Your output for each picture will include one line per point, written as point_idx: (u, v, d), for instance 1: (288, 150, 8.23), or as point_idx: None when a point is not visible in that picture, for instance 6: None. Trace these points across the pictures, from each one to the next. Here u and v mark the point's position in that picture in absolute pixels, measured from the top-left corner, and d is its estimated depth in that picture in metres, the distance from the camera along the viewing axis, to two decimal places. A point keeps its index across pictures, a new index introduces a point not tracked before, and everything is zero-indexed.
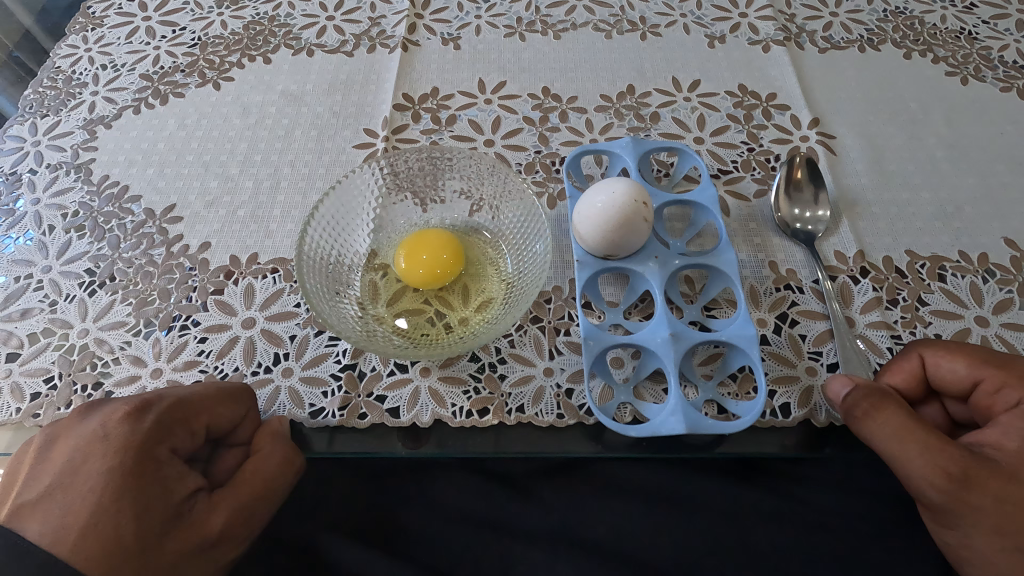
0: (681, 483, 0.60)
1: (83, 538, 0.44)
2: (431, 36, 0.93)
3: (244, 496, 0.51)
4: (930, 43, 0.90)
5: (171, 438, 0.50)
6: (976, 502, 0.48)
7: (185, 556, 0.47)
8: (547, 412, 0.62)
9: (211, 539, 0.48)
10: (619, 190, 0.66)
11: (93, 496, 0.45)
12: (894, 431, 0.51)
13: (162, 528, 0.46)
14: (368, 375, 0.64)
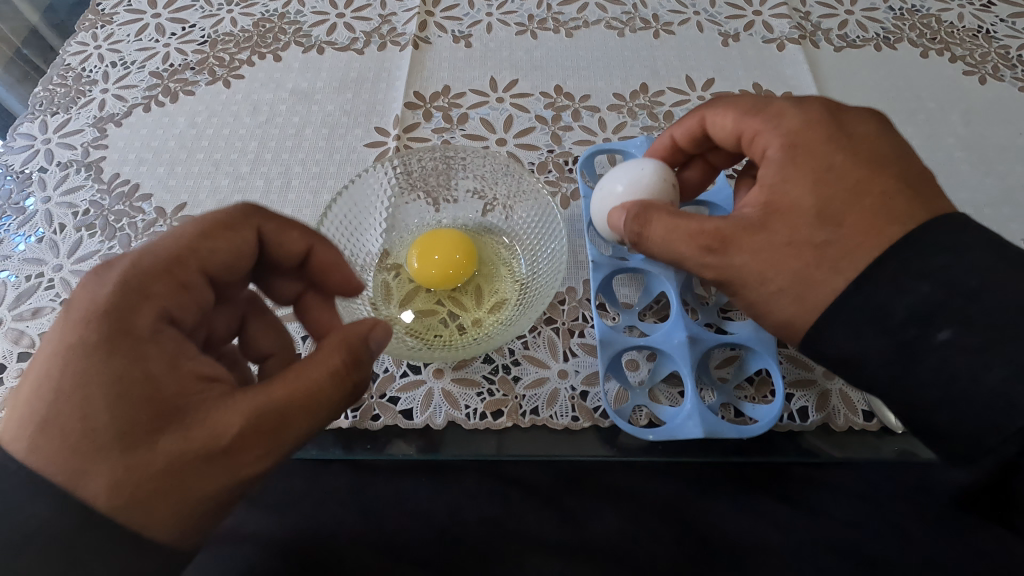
0: (699, 488, 0.59)
1: (47, 434, 0.40)
2: (442, 34, 0.93)
3: (268, 396, 0.44)
4: (947, 41, 0.89)
5: (148, 298, 0.45)
6: (737, 262, 0.54)
7: (176, 454, 0.41)
8: (562, 415, 0.63)
9: (214, 442, 0.42)
10: (640, 176, 0.64)
11: (66, 379, 0.41)
12: (663, 234, 0.57)
13: (142, 419, 0.41)
14: (381, 376, 0.65)
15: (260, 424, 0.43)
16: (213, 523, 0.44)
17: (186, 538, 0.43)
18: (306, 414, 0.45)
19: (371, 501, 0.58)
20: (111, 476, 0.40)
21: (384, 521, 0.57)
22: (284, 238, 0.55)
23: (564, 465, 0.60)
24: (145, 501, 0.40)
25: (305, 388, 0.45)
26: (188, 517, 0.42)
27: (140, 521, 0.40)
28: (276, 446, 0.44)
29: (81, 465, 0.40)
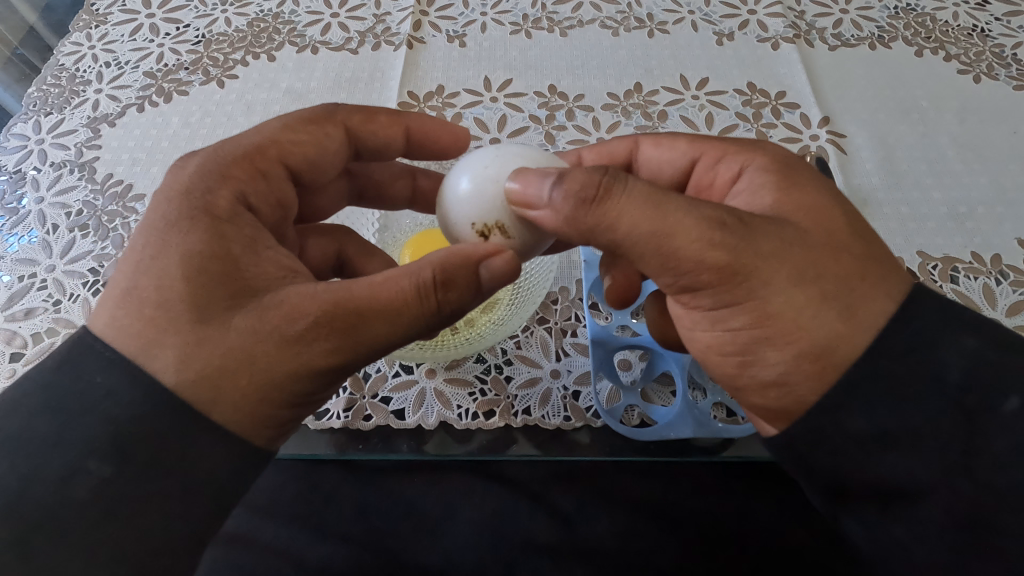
0: (688, 488, 0.60)
1: (129, 308, 0.43)
2: (437, 33, 0.93)
3: (341, 299, 0.43)
4: (942, 40, 0.89)
5: (231, 186, 0.50)
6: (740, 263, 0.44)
7: (248, 330, 0.42)
8: (554, 415, 0.62)
9: (284, 326, 0.42)
10: (482, 159, 0.54)
11: (152, 250, 0.45)
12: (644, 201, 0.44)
13: (218, 295, 0.43)
14: (373, 376, 0.64)
15: (334, 318, 0.43)
16: (276, 422, 0.44)
17: (247, 427, 0.43)
18: (381, 318, 0.44)
19: (364, 502, 0.59)
20: (183, 349, 0.41)
21: (377, 523, 0.58)
22: (374, 124, 0.61)
23: (556, 465, 0.61)
24: (211, 377, 0.41)
25: (386, 293, 0.44)
26: (251, 401, 0.42)
27: (207, 401, 0.41)
28: (347, 344, 0.43)
29: (155, 336, 0.42)
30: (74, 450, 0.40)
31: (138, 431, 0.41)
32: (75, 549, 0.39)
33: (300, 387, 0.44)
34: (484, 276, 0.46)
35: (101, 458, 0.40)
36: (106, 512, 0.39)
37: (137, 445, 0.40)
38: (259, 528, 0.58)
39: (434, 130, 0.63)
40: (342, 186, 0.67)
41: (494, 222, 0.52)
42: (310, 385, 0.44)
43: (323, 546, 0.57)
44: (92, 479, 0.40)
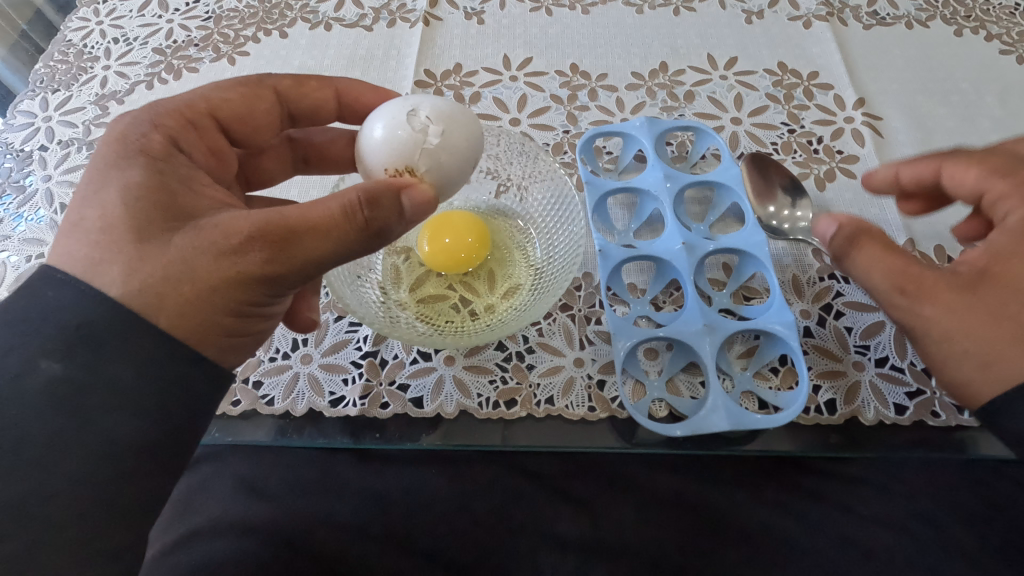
0: (718, 486, 0.57)
1: (74, 237, 0.45)
2: (454, 10, 0.89)
3: (273, 216, 0.43)
4: (983, 19, 0.85)
5: (163, 129, 0.50)
6: (926, 314, 0.50)
7: (187, 250, 0.43)
8: (578, 405, 0.59)
9: (219, 244, 0.43)
10: (383, 110, 0.54)
11: (96, 185, 0.46)
12: (884, 269, 0.51)
13: (147, 220, 0.44)
14: (390, 363, 0.62)
15: (265, 236, 0.43)
16: (224, 327, 0.46)
17: (192, 331, 0.45)
18: (312, 235, 0.43)
19: (380, 492, 0.57)
20: (126, 265, 0.43)
21: (390, 512, 0.56)
22: (305, 89, 0.59)
23: (579, 458, 0.59)
24: (154, 288, 0.43)
25: (312, 214, 0.43)
26: (195, 308, 0.44)
27: (142, 305, 0.43)
28: (276, 259, 0.43)
29: (90, 260, 0.44)
30: (27, 353, 0.43)
31: (82, 336, 0.43)
32: (27, 439, 0.41)
33: (241, 300, 0.45)
34: (412, 205, 0.45)
35: (53, 355, 0.43)
36: (64, 404, 0.42)
37: (86, 346, 0.43)
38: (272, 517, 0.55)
39: (368, 90, 0.60)
40: (285, 152, 0.65)
41: (404, 166, 0.51)
42: (255, 293, 0.45)
43: (334, 541, 0.55)
44: (48, 374, 0.42)
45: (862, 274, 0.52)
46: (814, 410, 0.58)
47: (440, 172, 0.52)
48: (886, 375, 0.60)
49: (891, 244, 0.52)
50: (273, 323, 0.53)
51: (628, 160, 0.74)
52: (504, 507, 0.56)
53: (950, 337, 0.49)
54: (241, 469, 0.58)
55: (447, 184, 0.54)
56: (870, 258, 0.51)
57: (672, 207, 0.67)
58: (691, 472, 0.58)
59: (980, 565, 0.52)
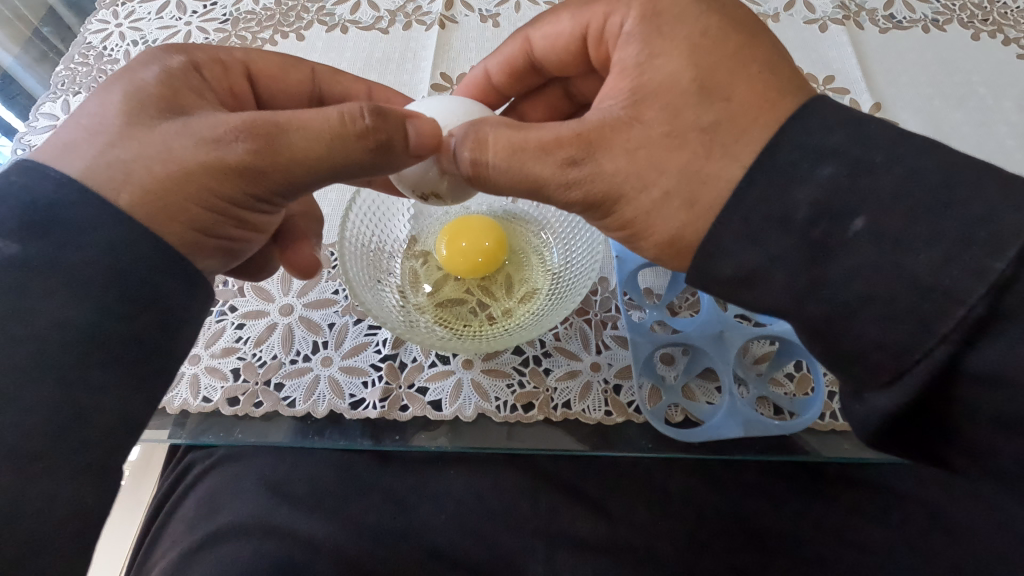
0: (735, 491, 0.57)
1: (72, 129, 0.45)
2: (469, 13, 0.90)
3: (270, 114, 0.43)
4: (1000, 23, 0.85)
5: (191, 56, 0.50)
6: (634, 133, 0.43)
7: (171, 136, 0.43)
8: (595, 409, 0.60)
9: (204, 130, 0.43)
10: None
11: (109, 85, 0.46)
12: (504, 152, 0.44)
13: (141, 108, 0.44)
14: (409, 366, 0.63)
15: (253, 127, 0.42)
16: (195, 222, 0.45)
17: (157, 215, 0.43)
18: (302, 131, 0.42)
19: (401, 493, 0.58)
20: (100, 150, 0.43)
21: (409, 513, 0.57)
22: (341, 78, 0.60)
23: (596, 461, 0.59)
24: (127, 164, 0.43)
25: (306, 112, 0.42)
26: (161, 191, 0.43)
27: (114, 182, 0.43)
28: (259, 149, 0.42)
29: (76, 147, 0.44)
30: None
31: (49, 220, 0.41)
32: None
33: (219, 197, 0.44)
34: (420, 132, 0.45)
35: (9, 236, 0.40)
36: (29, 282, 0.40)
37: (53, 228, 0.41)
38: (292, 520, 0.56)
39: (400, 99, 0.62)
40: None
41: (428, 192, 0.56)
42: (235, 189, 0.44)
43: (352, 543, 0.55)
44: (3, 253, 0.40)
45: (493, 170, 0.45)
46: (830, 417, 0.59)
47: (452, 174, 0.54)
48: None
49: (515, 126, 0.45)
50: (257, 240, 0.53)
51: None
52: (521, 508, 0.57)
53: (653, 168, 0.42)
54: (265, 470, 0.59)
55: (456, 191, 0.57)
56: (506, 136, 0.44)
57: None
58: (707, 476, 0.58)
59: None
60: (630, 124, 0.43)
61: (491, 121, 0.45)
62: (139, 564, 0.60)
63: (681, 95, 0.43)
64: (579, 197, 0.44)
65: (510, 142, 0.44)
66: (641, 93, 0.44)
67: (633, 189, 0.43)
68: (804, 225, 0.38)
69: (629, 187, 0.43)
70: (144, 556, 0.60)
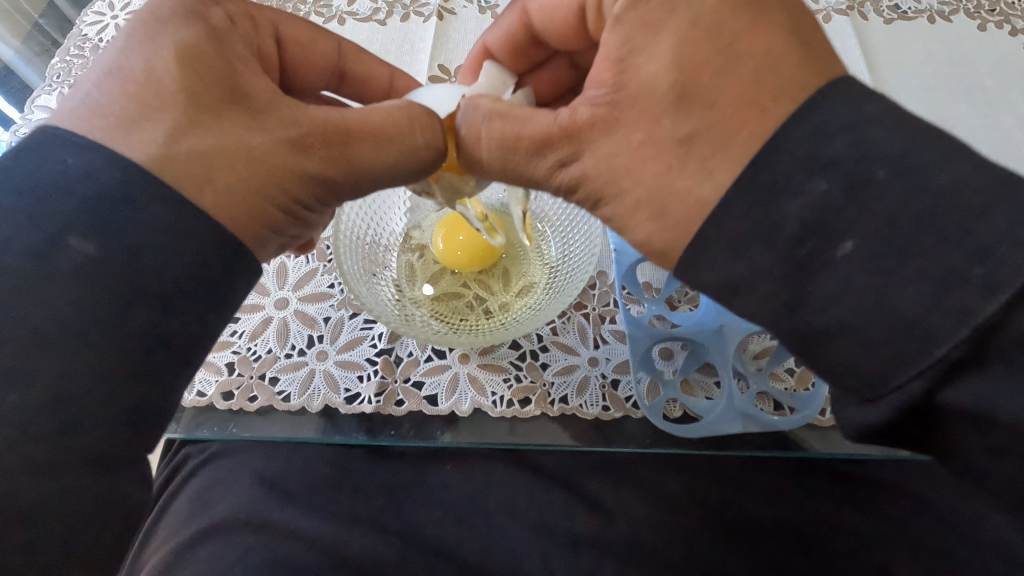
0: (734, 487, 0.56)
1: (114, 91, 0.42)
2: (468, 4, 0.89)
3: (348, 120, 0.45)
4: (1007, 13, 0.83)
5: (229, 11, 0.48)
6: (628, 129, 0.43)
7: (243, 127, 0.43)
8: (592, 404, 0.59)
9: (279, 128, 0.44)
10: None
11: (150, 42, 0.43)
12: (499, 146, 0.46)
13: (205, 96, 0.43)
14: (405, 360, 0.63)
15: (331, 135, 0.45)
16: (267, 222, 0.45)
17: (237, 216, 0.43)
18: (374, 141, 0.45)
19: (398, 488, 0.57)
20: (168, 126, 0.41)
21: (406, 507, 0.56)
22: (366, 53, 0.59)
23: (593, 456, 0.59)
24: (205, 155, 0.42)
25: (381, 123, 0.45)
26: (250, 191, 0.43)
27: (187, 174, 0.41)
28: (335, 153, 0.45)
29: (140, 133, 0.41)
30: (52, 223, 0.38)
31: (118, 209, 0.39)
32: (51, 323, 0.37)
33: (290, 195, 0.45)
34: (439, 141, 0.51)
35: (81, 233, 0.38)
36: (102, 284, 0.38)
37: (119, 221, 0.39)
38: (287, 515, 0.55)
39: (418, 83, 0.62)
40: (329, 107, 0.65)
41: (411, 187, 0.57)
42: (306, 189, 0.45)
43: (346, 540, 0.54)
44: (77, 251, 0.38)
45: (489, 167, 0.48)
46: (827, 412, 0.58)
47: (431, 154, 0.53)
48: None
49: (510, 115, 0.46)
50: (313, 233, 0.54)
51: None
52: (518, 502, 0.56)
53: (635, 182, 0.43)
54: (258, 464, 0.59)
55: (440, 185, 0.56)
56: (497, 132, 0.46)
57: None
58: (705, 472, 0.57)
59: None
60: (613, 125, 0.43)
61: (490, 116, 0.46)
62: (132, 559, 0.60)
63: (678, 78, 0.41)
64: (571, 194, 0.47)
65: (504, 143, 0.46)
66: (624, 92, 0.43)
67: (610, 192, 0.45)
68: (804, 221, 0.36)
69: (606, 191, 0.45)
70: (137, 549, 0.60)
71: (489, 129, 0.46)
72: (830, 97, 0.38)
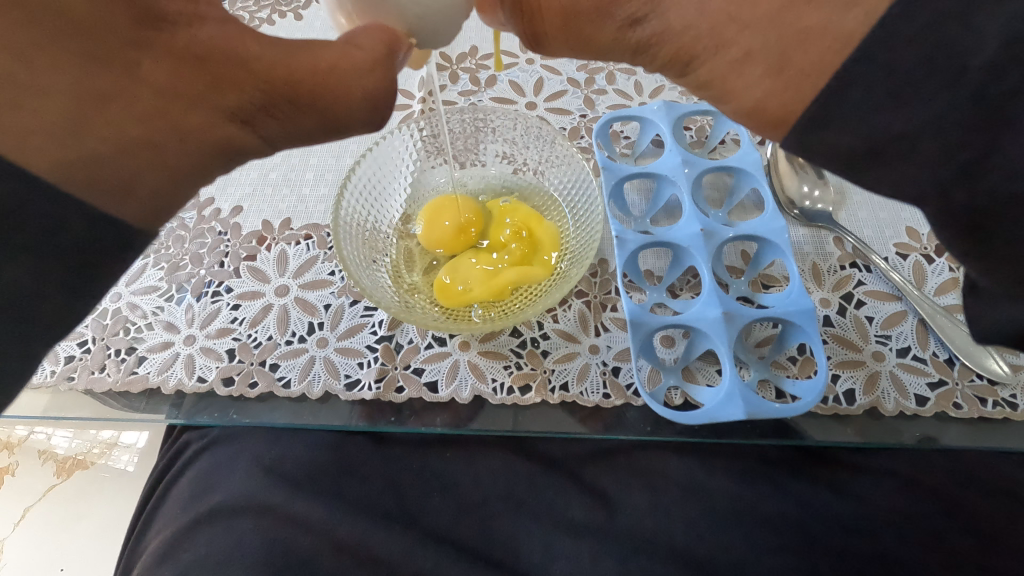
0: (737, 477, 0.56)
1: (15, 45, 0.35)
2: None
3: (295, 93, 0.44)
4: None
5: None
6: None
7: (183, 104, 0.41)
8: (593, 392, 0.59)
9: (217, 99, 0.42)
10: None
11: None
12: (564, 15, 0.49)
13: (105, 58, 0.38)
14: (405, 347, 0.62)
15: (274, 105, 0.44)
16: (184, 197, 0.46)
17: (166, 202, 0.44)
18: (318, 119, 0.46)
19: (399, 476, 0.57)
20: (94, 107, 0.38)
21: (408, 495, 0.57)
22: None
23: (594, 444, 0.59)
24: (143, 144, 0.40)
25: (328, 102, 0.45)
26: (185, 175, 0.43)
27: (130, 170, 0.41)
28: (272, 121, 0.45)
29: (58, 123, 0.37)
30: None
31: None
32: None
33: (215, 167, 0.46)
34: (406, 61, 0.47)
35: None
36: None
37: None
38: (289, 501, 0.56)
39: None
40: None
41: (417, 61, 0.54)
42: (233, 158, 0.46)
43: (349, 527, 0.55)
44: None
45: (553, 41, 0.51)
46: (832, 400, 0.57)
47: (431, 17, 0.45)
48: (910, 365, 0.59)
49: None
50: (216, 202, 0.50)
51: (644, 144, 0.72)
52: (518, 490, 0.57)
53: None
54: (258, 450, 0.59)
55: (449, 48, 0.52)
56: (565, 2, 0.48)
57: (687, 191, 0.67)
58: (708, 461, 0.57)
59: (1008, 565, 0.50)
60: None
61: None
62: (137, 538, 0.61)
63: None
64: (646, 56, 0.50)
65: (566, 11, 0.48)
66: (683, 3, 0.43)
67: None
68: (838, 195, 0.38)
69: (700, 47, 0.45)
70: (141, 528, 0.62)
71: (555, 1, 0.48)
72: None
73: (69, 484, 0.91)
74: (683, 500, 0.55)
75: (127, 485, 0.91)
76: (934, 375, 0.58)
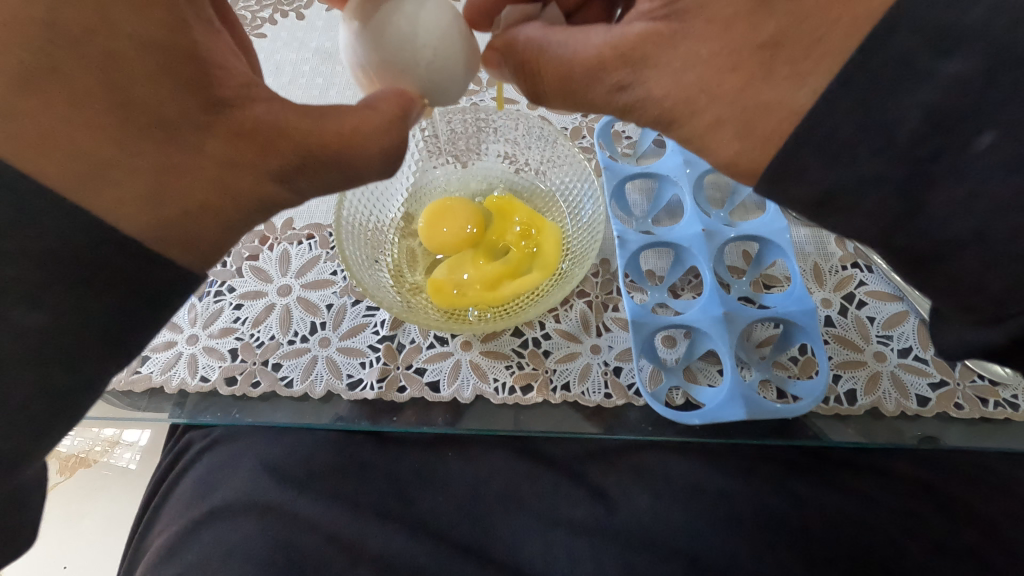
0: (738, 476, 0.56)
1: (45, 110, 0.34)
2: None
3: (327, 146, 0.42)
4: None
5: None
6: None
7: (220, 164, 0.39)
8: (594, 391, 0.59)
9: (259, 161, 0.40)
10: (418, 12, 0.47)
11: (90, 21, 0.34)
12: (559, 80, 0.47)
13: (138, 132, 0.36)
14: (407, 347, 0.62)
15: (309, 165, 0.41)
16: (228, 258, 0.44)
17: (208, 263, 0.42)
18: (356, 171, 0.44)
19: (400, 476, 0.57)
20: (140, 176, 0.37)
21: (409, 494, 0.57)
22: None
23: (595, 443, 0.59)
24: (184, 213, 0.38)
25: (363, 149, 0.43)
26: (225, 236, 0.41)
27: (179, 239, 0.39)
28: (306, 179, 0.42)
29: (109, 201, 0.36)
30: None
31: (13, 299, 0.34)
32: None
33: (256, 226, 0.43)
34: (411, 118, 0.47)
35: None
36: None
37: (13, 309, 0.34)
38: (291, 500, 0.56)
39: None
40: None
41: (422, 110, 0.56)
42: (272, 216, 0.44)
43: (350, 524, 0.55)
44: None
45: (551, 101, 0.49)
46: (833, 400, 0.57)
47: (437, 74, 0.50)
48: (911, 365, 0.59)
49: (574, 48, 0.46)
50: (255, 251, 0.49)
51: (645, 145, 0.72)
52: (519, 490, 0.57)
53: None
54: (262, 449, 0.59)
55: (437, 89, 0.51)
56: (566, 62, 0.46)
57: (689, 192, 0.67)
58: (709, 461, 0.57)
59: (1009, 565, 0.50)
60: (674, 39, 0.43)
61: (546, 41, 0.47)
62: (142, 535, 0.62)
63: None
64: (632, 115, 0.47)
65: (562, 74, 0.46)
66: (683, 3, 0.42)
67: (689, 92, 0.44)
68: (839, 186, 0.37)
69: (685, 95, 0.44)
70: (146, 526, 0.62)
71: (549, 61, 0.47)
72: (850, 66, 0.36)
73: (72, 482, 0.91)
74: (684, 499, 0.55)
75: (132, 483, 0.91)
76: (934, 375, 0.58)
